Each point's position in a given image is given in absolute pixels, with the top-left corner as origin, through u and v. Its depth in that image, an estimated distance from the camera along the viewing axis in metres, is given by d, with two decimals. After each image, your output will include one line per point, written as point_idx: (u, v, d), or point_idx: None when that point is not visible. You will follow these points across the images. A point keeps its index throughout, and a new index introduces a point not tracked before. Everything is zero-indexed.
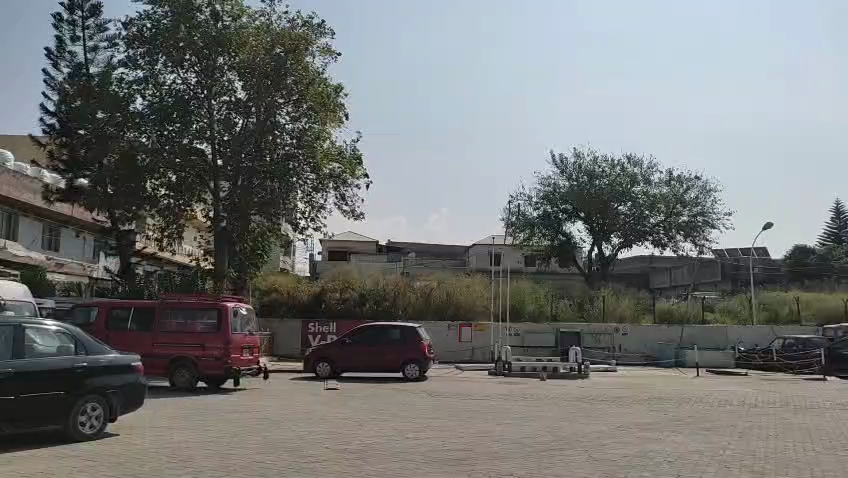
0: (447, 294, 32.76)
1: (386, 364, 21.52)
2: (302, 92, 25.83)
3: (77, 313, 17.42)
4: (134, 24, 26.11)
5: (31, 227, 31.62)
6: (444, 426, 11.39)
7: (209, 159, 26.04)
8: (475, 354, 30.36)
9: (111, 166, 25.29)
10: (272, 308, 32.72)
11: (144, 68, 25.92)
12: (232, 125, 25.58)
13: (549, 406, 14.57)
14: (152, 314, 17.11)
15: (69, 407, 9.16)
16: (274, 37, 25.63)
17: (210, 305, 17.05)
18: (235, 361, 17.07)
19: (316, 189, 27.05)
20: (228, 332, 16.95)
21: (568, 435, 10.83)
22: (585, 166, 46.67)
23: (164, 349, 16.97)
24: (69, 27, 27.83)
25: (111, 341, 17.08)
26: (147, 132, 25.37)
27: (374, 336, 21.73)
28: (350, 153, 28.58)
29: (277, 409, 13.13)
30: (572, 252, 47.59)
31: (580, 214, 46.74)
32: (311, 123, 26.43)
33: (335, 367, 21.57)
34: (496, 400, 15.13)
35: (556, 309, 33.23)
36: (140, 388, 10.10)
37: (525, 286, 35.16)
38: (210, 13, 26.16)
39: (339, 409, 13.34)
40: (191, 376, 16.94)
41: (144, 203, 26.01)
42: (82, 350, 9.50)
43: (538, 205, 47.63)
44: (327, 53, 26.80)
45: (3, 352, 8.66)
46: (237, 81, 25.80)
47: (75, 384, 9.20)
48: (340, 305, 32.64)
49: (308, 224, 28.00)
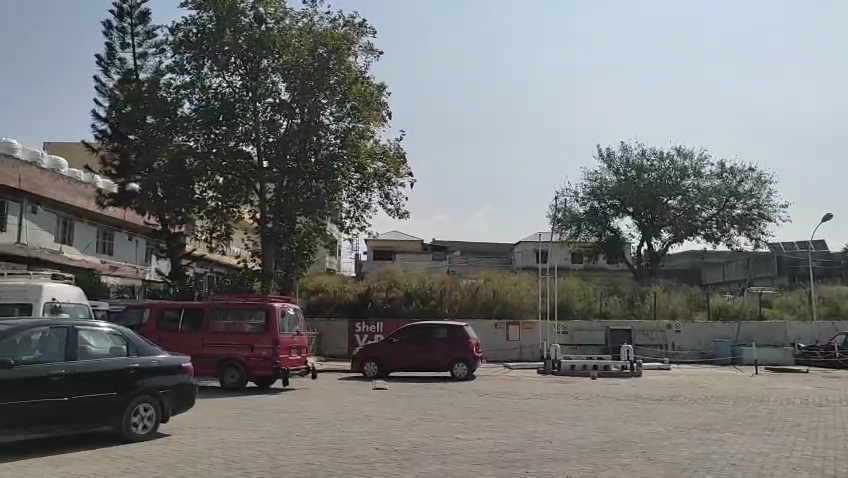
0: (494, 292, 32.44)
1: (432, 363, 21.36)
2: (346, 91, 25.91)
3: (130, 315, 17.76)
4: (181, 29, 26.55)
5: (84, 231, 32.45)
6: (495, 426, 11.14)
7: (254, 161, 26.26)
8: (522, 352, 29.96)
9: (159, 170, 25.69)
10: (319, 307, 32.85)
11: (191, 72, 26.26)
12: (276, 127, 25.47)
13: (602, 405, 14.17)
14: (202, 315, 17.33)
15: (121, 408, 9.23)
16: (317, 39, 25.77)
17: (258, 305, 17.18)
18: (284, 362, 17.13)
19: (362, 188, 27.67)
20: (276, 333, 17.03)
21: (624, 436, 10.47)
22: (632, 160, 45.65)
23: (214, 350, 17.13)
24: (118, 35, 28.48)
25: (162, 342, 17.33)
26: (195, 135, 25.75)
27: (420, 335, 21.60)
28: (394, 152, 28.59)
29: (326, 409, 13.08)
30: (621, 247, 46.69)
31: (628, 209, 45.79)
32: (354, 122, 26.49)
33: (381, 366, 21.51)
34: (547, 400, 14.80)
35: (605, 306, 32.56)
36: (191, 389, 10.14)
37: (573, 284, 34.57)
38: (254, 16, 26.31)
39: (388, 409, 13.21)
40: (241, 376, 17.05)
41: (193, 206, 26.48)
42: (133, 351, 9.57)
43: (585, 201, 46.80)
44: (370, 52, 26.77)
45: (57, 353, 8.74)
46: (282, 82, 25.89)
47: (127, 385, 9.26)
48: (387, 305, 32.61)
49: (353, 224, 28.05)
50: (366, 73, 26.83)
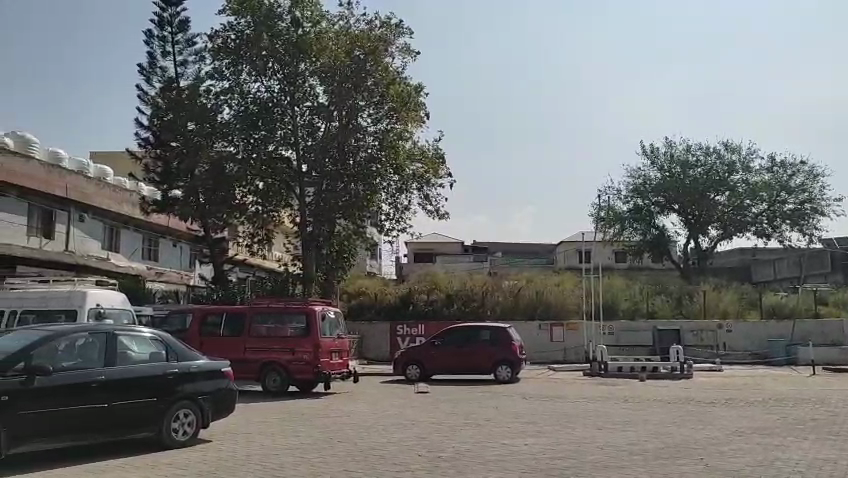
0: (537, 293, 31.91)
1: (475, 365, 21.02)
2: (384, 92, 25.79)
3: (172, 320, 17.84)
4: (219, 36, 26.70)
5: (130, 238, 33.02)
6: (542, 431, 10.74)
7: (294, 166, 26.28)
8: (567, 354, 29.37)
9: (200, 176, 25.98)
10: (361, 310, 32.77)
11: (230, 78, 26.38)
12: (315, 130, 25.86)
13: (653, 409, 13.62)
14: (243, 319, 17.32)
15: (160, 414, 9.13)
16: (353, 40, 25.68)
17: (299, 309, 17.09)
18: (325, 365, 17.00)
19: (401, 190, 27.41)
20: (317, 336, 16.91)
21: (679, 442, 9.96)
22: (677, 155, 44.54)
23: (255, 354, 17.08)
24: (159, 43, 28.84)
25: (204, 348, 17.36)
26: (235, 141, 25.91)
27: (462, 337, 21.25)
28: (433, 153, 28.34)
29: (367, 414, 12.84)
30: (667, 245, 45.57)
31: (674, 206, 44.67)
32: (392, 123, 26.48)
33: (424, 369, 21.22)
34: (596, 403, 14.32)
35: (652, 306, 31.71)
36: (231, 394, 10.00)
37: (619, 283, 33.81)
38: (290, 20, 26.25)
39: (431, 413, 12.91)
40: (283, 380, 16.98)
41: (234, 211, 26.69)
42: (172, 356, 9.47)
43: (628, 198, 45.78)
44: (406, 52, 26.58)
45: (96, 360, 8.68)
46: (319, 86, 25.92)
47: (166, 391, 9.16)
48: (428, 307, 32.34)
49: (393, 226, 27.88)
50: (404, 74, 26.66)
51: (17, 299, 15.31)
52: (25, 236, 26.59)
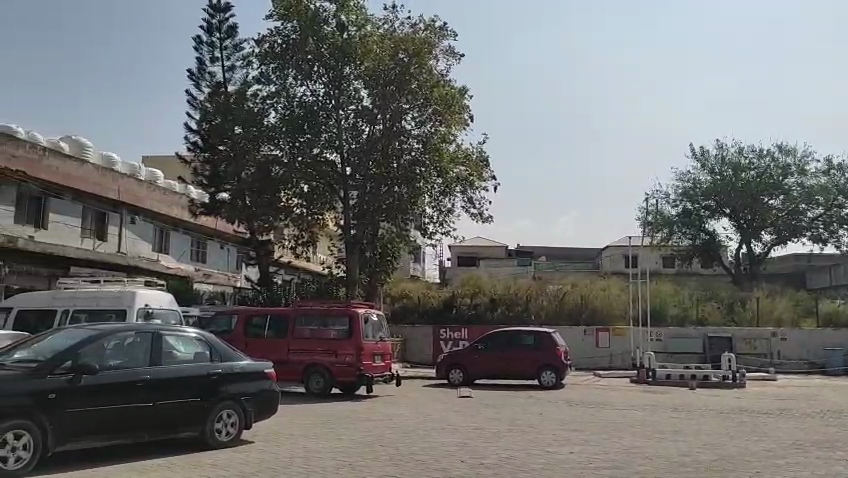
0: (582, 298, 31.39)
1: (519, 370, 20.73)
2: (428, 94, 25.70)
3: (218, 321, 18.07)
4: (266, 40, 27.03)
5: (179, 240, 33.70)
6: (588, 439, 10.47)
7: (339, 169, 26.50)
8: (613, 360, 28.79)
9: (246, 179, 26.36)
10: (404, 313, 32.74)
11: (276, 82, 26.68)
12: (358, 134, 25.92)
13: (705, 418, 13.17)
14: (287, 321, 17.44)
15: (204, 414, 9.20)
16: (397, 43, 25.76)
17: (342, 312, 17.12)
18: (367, 368, 16.98)
19: (444, 193, 27.33)
20: (360, 339, 16.90)
21: (734, 454, 9.58)
22: (729, 158, 43.34)
23: (298, 356, 17.16)
24: (208, 49, 29.38)
25: (249, 349, 17.52)
26: (281, 144, 26.16)
27: (506, 341, 21.01)
28: (477, 156, 28.20)
29: (409, 418, 12.74)
30: (718, 250, 44.39)
31: (725, 210, 43.48)
32: (437, 126, 26.33)
33: (466, 373, 21.03)
34: (644, 412, 13.93)
35: (702, 312, 30.88)
36: (274, 396, 10.03)
37: (667, 288, 33.02)
38: (336, 25, 26.44)
39: (474, 419, 12.74)
40: (325, 382, 17.00)
41: (279, 214, 26.97)
42: (216, 356, 9.53)
43: (677, 202, 44.74)
44: (451, 55, 26.48)
45: (142, 359, 8.78)
46: (364, 89, 26.01)
47: (209, 391, 9.23)
48: (471, 311, 32.11)
49: (437, 229, 27.78)
50: (448, 77, 26.56)
51: (70, 298, 15.70)
52: (79, 237, 27.46)
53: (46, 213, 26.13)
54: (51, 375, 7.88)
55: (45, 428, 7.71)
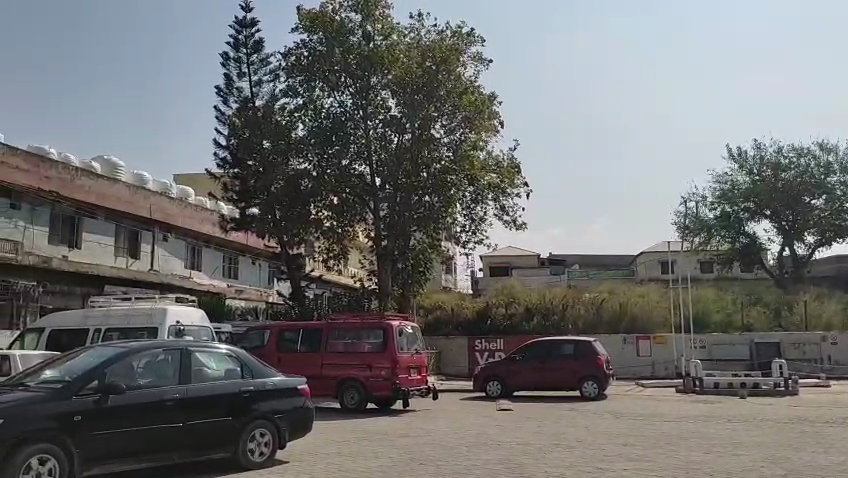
0: (620, 306, 30.53)
1: (560, 381, 20.05)
2: (457, 101, 25.49)
3: (250, 337, 17.78)
4: (292, 53, 26.91)
5: (210, 257, 33.72)
6: (640, 454, 9.86)
7: (367, 180, 26.28)
8: (655, 369, 27.89)
9: (275, 193, 26.11)
10: (438, 325, 32.14)
11: (304, 94, 26.45)
12: (388, 143, 25.55)
13: (762, 429, 12.43)
14: (320, 335, 17.11)
15: (237, 433, 8.80)
16: (425, 51, 25.49)
17: (375, 324, 16.72)
18: (403, 382, 16.49)
19: (476, 200, 26.94)
20: (395, 351, 16.44)
21: (800, 467, 8.90)
22: (768, 158, 42.08)
23: (332, 371, 16.75)
24: (235, 65, 29.40)
25: (282, 365, 17.18)
26: (309, 157, 25.93)
27: (544, 352, 20.35)
28: (508, 163, 27.70)
29: (449, 434, 12.21)
30: (759, 253, 43.10)
31: (765, 211, 42.18)
32: (466, 133, 26.08)
33: (505, 385, 20.43)
34: (695, 423, 13.21)
35: (747, 317, 29.80)
36: (308, 413, 9.61)
37: (709, 294, 31.98)
38: (361, 35, 26.23)
39: (517, 433, 12.16)
40: (360, 397, 16.53)
41: (309, 227, 26.72)
42: (248, 373, 9.15)
43: (715, 205, 43.52)
44: (479, 60, 26.06)
45: (171, 378, 8.42)
46: (391, 99, 25.78)
47: (241, 410, 8.85)
48: (507, 322, 31.36)
49: (469, 238, 27.27)
50: (477, 83, 26.19)
51: (102, 318, 15.56)
52: (112, 256, 27.64)
53: (80, 233, 26.31)
54: (77, 396, 7.56)
55: (71, 452, 7.38)
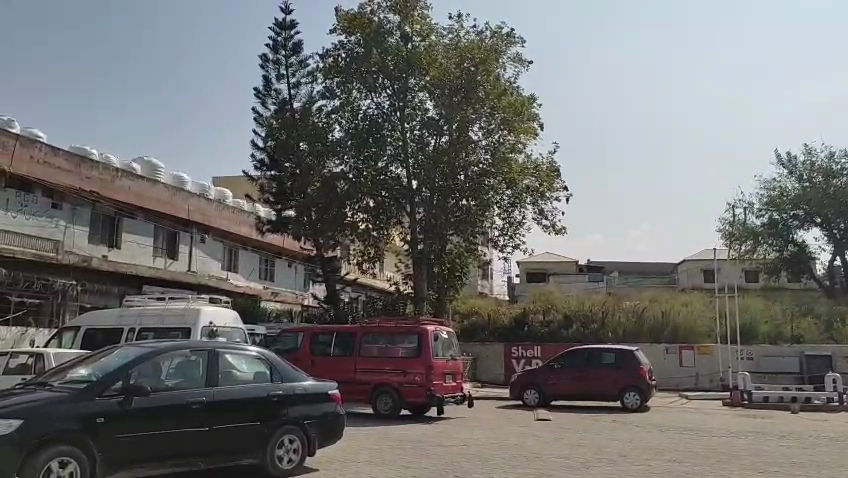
0: (662, 315, 29.65)
1: (599, 390, 19.38)
2: (495, 102, 24.97)
3: (283, 339, 17.56)
4: (330, 55, 26.81)
5: (247, 258, 33.83)
6: (690, 473, 9.27)
7: (404, 182, 25.90)
8: (699, 380, 26.96)
9: (312, 195, 25.90)
10: (474, 330, 31.63)
11: (341, 96, 26.23)
12: (425, 145, 25.17)
13: (820, 448, 11.68)
14: (354, 339, 16.80)
15: (265, 439, 8.47)
16: (463, 52, 25.03)
17: (410, 329, 16.34)
18: (438, 388, 16.04)
19: (514, 204, 26.41)
20: (429, 357, 16.02)
21: None
22: (819, 164, 40.59)
23: (366, 376, 16.41)
24: (274, 67, 29.41)
25: (315, 368, 16.93)
26: (346, 160, 25.67)
27: (584, 360, 19.68)
28: (548, 166, 27.14)
29: (484, 444, 11.74)
30: (808, 261, 41.58)
31: (815, 218, 40.67)
32: (504, 135, 25.61)
33: (542, 394, 19.86)
34: (747, 439, 12.51)
35: (797, 328, 28.62)
36: (339, 419, 9.25)
37: (756, 303, 30.85)
38: (400, 36, 25.98)
39: (556, 446, 11.62)
40: (394, 403, 16.15)
41: (344, 229, 26.51)
42: (277, 377, 8.83)
43: (762, 212, 42.17)
44: (519, 61, 25.56)
45: (197, 380, 8.14)
46: (429, 100, 25.39)
47: (270, 415, 8.53)
48: (544, 328, 30.68)
49: (507, 242, 26.75)
50: (517, 84, 25.70)
51: (136, 317, 15.50)
52: (151, 256, 27.85)
53: (119, 232, 26.57)
54: (100, 397, 7.33)
55: (93, 455, 7.14)
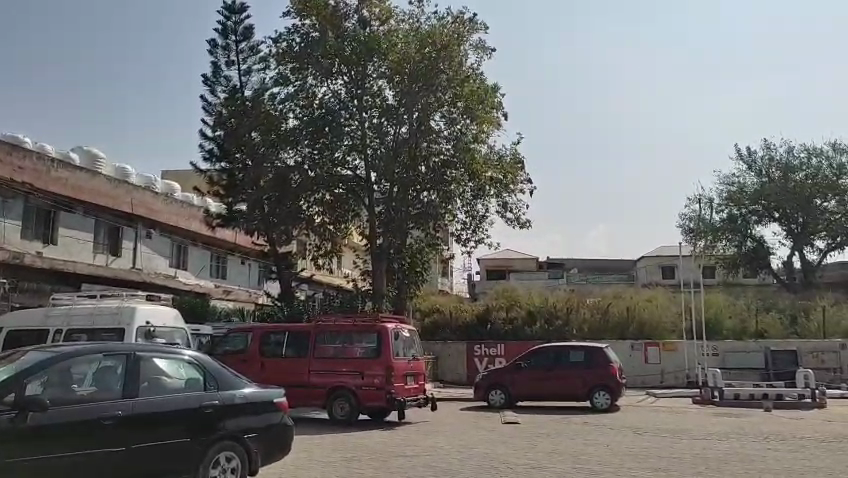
0: (627, 311, 29.07)
1: (568, 390, 18.50)
2: (457, 90, 24.06)
3: (230, 340, 16.13)
4: (283, 39, 25.38)
5: (197, 255, 32.18)
6: None
7: (361, 174, 24.94)
8: (665, 378, 26.43)
9: (263, 188, 24.38)
10: (435, 329, 30.52)
11: (295, 83, 24.92)
12: (383, 134, 23.87)
13: (807, 451, 10.95)
14: (307, 339, 15.52)
15: (196, 458, 7.19)
16: (423, 38, 23.94)
17: (368, 327, 15.16)
18: (398, 391, 14.92)
19: (477, 196, 25.49)
20: (389, 357, 14.88)
21: None
22: (778, 159, 40.79)
23: (321, 378, 15.17)
24: (223, 52, 27.86)
25: (267, 371, 15.60)
26: (301, 150, 24.20)
27: (552, 359, 18.78)
28: (511, 157, 26.23)
29: (451, 453, 10.67)
30: (767, 256, 41.81)
31: (774, 214, 40.85)
32: (466, 124, 24.52)
33: (509, 395, 18.88)
34: (729, 442, 11.72)
35: (760, 324, 28.31)
36: (287, 432, 7.98)
37: (720, 299, 30.53)
38: (357, 20, 24.94)
39: (530, 454, 10.63)
40: (351, 408, 14.96)
41: (300, 223, 25.08)
42: (212, 384, 7.56)
43: (722, 208, 42.15)
44: (482, 48, 24.54)
45: (112, 391, 6.85)
46: (388, 88, 24.17)
47: (203, 429, 7.26)
48: (508, 327, 29.71)
49: (470, 237, 25.73)
50: (480, 72, 24.79)
51: (64, 317, 13.94)
52: (91, 252, 26.04)
53: (55, 227, 24.68)
54: None
55: None
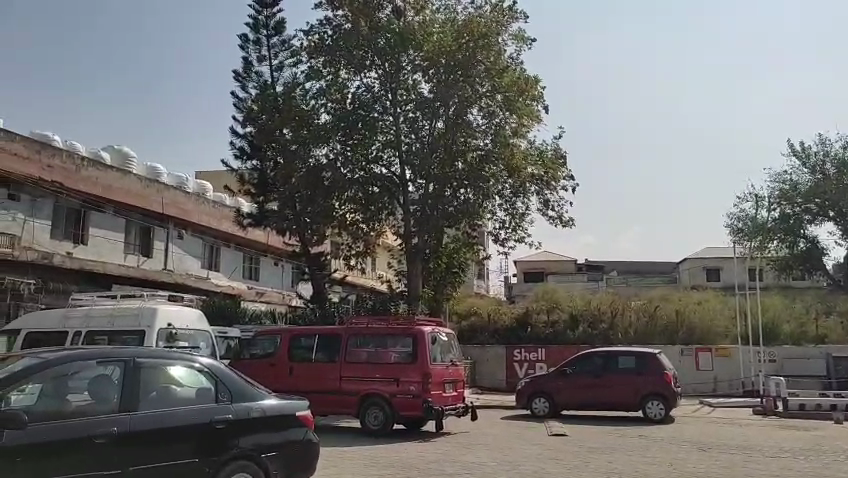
0: (676, 314, 27.57)
1: (617, 399, 17.22)
2: (497, 82, 22.98)
3: (258, 343, 15.25)
4: (314, 32, 24.57)
5: (229, 256, 31.59)
6: None
7: (396, 172, 23.90)
8: (717, 386, 24.91)
9: (295, 185, 23.58)
10: (472, 332, 29.40)
11: (327, 77, 23.89)
12: (418, 129, 22.88)
13: None
14: (339, 343, 14.57)
15: None
16: (460, 29, 22.93)
17: (404, 331, 14.14)
18: (436, 399, 13.87)
19: (517, 194, 24.34)
20: (426, 364, 13.84)
21: None
22: (834, 154, 38.66)
23: (353, 385, 14.19)
24: (254, 47, 27.14)
25: (296, 377, 14.68)
26: (334, 145, 23.29)
27: (599, 365, 17.53)
28: (552, 153, 25.02)
29: (495, 471, 9.61)
30: (821, 257, 39.66)
31: (829, 213, 38.77)
32: (504, 118, 23.41)
33: (553, 403, 17.67)
34: (807, 461, 10.44)
35: (820, 328, 26.54)
36: (311, 448, 7.01)
37: (775, 301, 28.82)
38: (391, 11, 24.08)
39: (584, 473, 9.46)
40: (385, 417, 13.94)
41: (332, 222, 24.15)
42: (226, 395, 6.61)
43: (773, 206, 40.18)
44: (521, 38, 23.37)
45: (110, 403, 5.95)
46: (423, 81, 23.04)
47: (212, 448, 6.30)
48: (549, 331, 28.44)
49: (509, 236, 24.55)
50: (519, 63, 23.68)
51: (83, 319, 13.19)
52: (122, 254, 25.57)
53: (85, 227, 24.22)
54: None
55: None
